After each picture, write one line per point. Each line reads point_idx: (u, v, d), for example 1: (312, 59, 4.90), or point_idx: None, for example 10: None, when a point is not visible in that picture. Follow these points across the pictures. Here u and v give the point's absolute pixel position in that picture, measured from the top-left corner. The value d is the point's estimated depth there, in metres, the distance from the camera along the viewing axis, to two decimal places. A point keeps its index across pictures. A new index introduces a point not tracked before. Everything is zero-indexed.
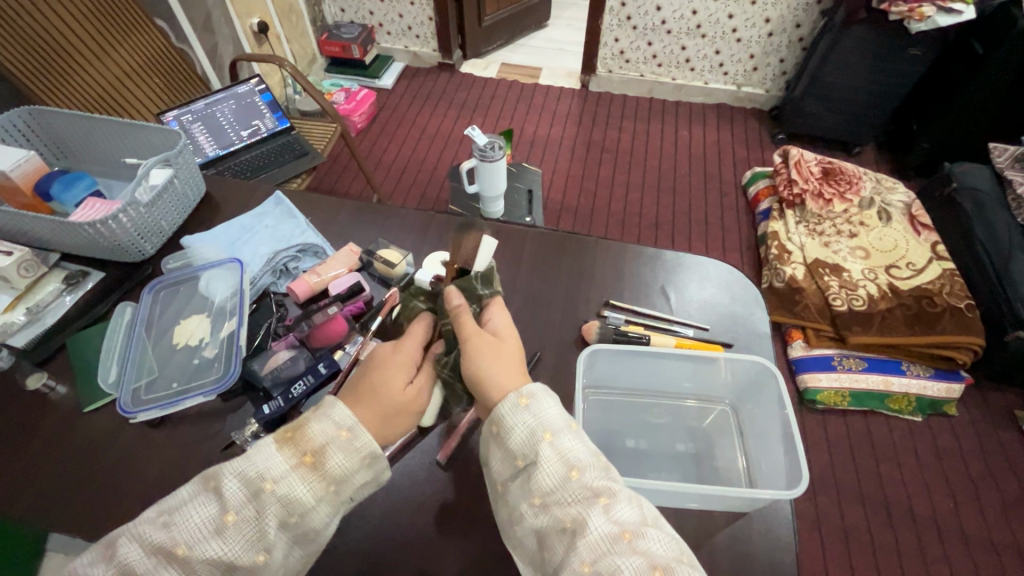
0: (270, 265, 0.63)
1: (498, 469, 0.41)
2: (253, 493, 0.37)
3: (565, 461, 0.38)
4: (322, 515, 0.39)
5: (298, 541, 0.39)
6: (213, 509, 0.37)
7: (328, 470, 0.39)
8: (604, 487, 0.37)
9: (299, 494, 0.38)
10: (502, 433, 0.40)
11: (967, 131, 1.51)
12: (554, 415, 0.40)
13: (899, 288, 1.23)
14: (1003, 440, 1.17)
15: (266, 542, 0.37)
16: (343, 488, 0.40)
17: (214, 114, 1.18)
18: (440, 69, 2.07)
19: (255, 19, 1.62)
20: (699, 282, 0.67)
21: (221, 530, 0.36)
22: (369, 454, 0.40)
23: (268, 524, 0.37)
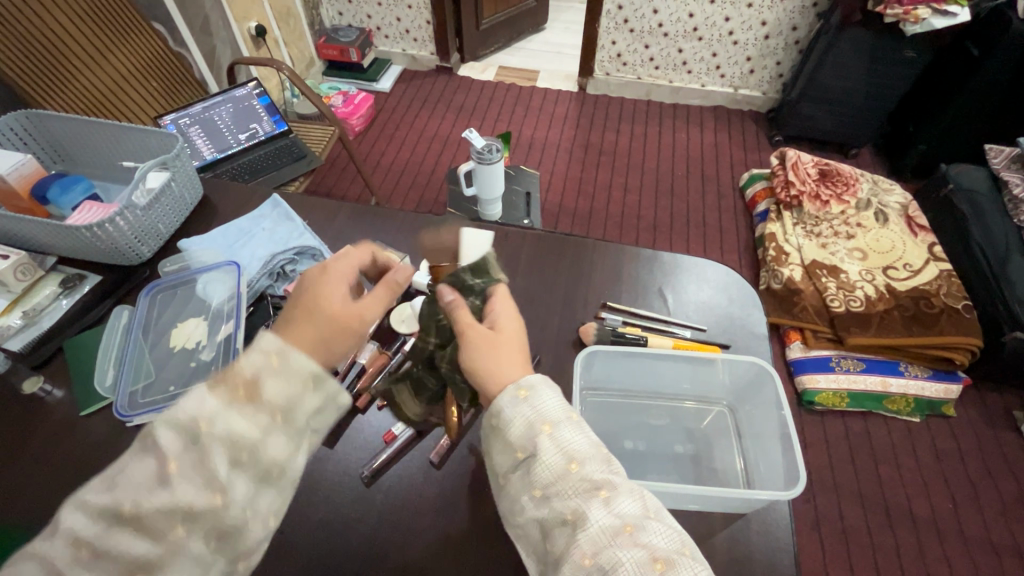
0: (267, 268, 0.63)
1: (499, 460, 0.40)
2: (191, 434, 0.33)
3: (566, 453, 0.37)
4: (281, 445, 0.36)
5: (263, 482, 0.35)
6: (152, 463, 0.33)
7: (266, 399, 0.36)
8: (605, 480, 0.37)
9: (240, 429, 0.34)
10: (501, 425, 0.39)
11: (963, 132, 1.52)
12: (554, 405, 0.39)
13: (896, 289, 1.23)
14: (1002, 441, 1.17)
15: (219, 480, 0.33)
16: (296, 413, 0.37)
17: (213, 118, 1.18)
18: (438, 72, 2.07)
19: (253, 23, 1.63)
20: (696, 284, 0.67)
21: (166, 479, 0.32)
22: (309, 370, 0.37)
23: (217, 459, 0.33)
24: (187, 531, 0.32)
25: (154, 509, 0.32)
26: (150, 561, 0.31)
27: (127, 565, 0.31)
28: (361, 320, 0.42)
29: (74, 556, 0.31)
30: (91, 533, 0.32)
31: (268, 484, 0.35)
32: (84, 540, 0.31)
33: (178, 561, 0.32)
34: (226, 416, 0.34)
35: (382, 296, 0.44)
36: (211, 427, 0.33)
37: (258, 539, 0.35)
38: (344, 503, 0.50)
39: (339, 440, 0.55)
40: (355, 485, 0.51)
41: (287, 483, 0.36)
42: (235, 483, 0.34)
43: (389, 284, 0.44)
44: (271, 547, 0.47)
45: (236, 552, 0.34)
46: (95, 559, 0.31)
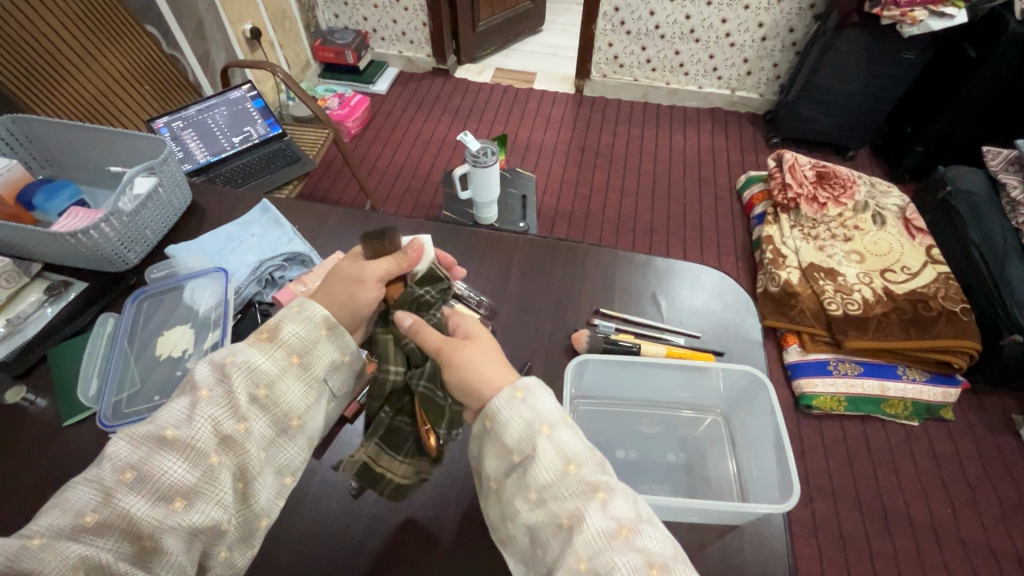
0: (255, 274, 0.63)
1: (494, 462, 0.39)
2: (225, 369, 0.40)
3: (563, 455, 0.37)
4: (295, 389, 0.42)
5: (278, 424, 0.41)
6: (187, 399, 0.39)
7: (283, 339, 0.43)
8: (602, 481, 0.36)
9: (260, 363, 0.41)
10: (497, 428, 0.39)
11: (961, 134, 1.51)
12: (551, 406, 0.39)
13: (894, 292, 1.22)
14: (1000, 445, 1.16)
15: (246, 409, 0.39)
16: (310, 361, 0.43)
17: (206, 121, 1.17)
18: (435, 74, 2.07)
19: (248, 25, 1.62)
20: (690, 290, 0.66)
21: (203, 406, 0.38)
22: (324, 320, 0.44)
23: (244, 390, 0.40)
24: (220, 458, 0.37)
25: (196, 431, 0.37)
26: (187, 486, 0.36)
27: (166, 489, 0.35)
28: (366, 274, 0.45)
29: (119, 478, 0.35)
30: (135, 457, 0.36)
31: (282, 430, 0.42)
32: (126, 465, 0.35)
33: (212, 484, 0.37)
34: (253, 352, 0.41)
35: (391, 261, 0.46)
36: (238, 359, 0.40)
37: (269, 485, 0.41)
38: (330, 516, 0.49)
39: (326, 448, 0.54)
40: (342, 497, 0.50)
41: (297, 430, 0.43)
42: (257, 418, 0.40)
43: (398, 255, 0.47)
44: (256, 560, 0.46)
45: (251, 491, 0.39)
46: (139, 482, 0.35)
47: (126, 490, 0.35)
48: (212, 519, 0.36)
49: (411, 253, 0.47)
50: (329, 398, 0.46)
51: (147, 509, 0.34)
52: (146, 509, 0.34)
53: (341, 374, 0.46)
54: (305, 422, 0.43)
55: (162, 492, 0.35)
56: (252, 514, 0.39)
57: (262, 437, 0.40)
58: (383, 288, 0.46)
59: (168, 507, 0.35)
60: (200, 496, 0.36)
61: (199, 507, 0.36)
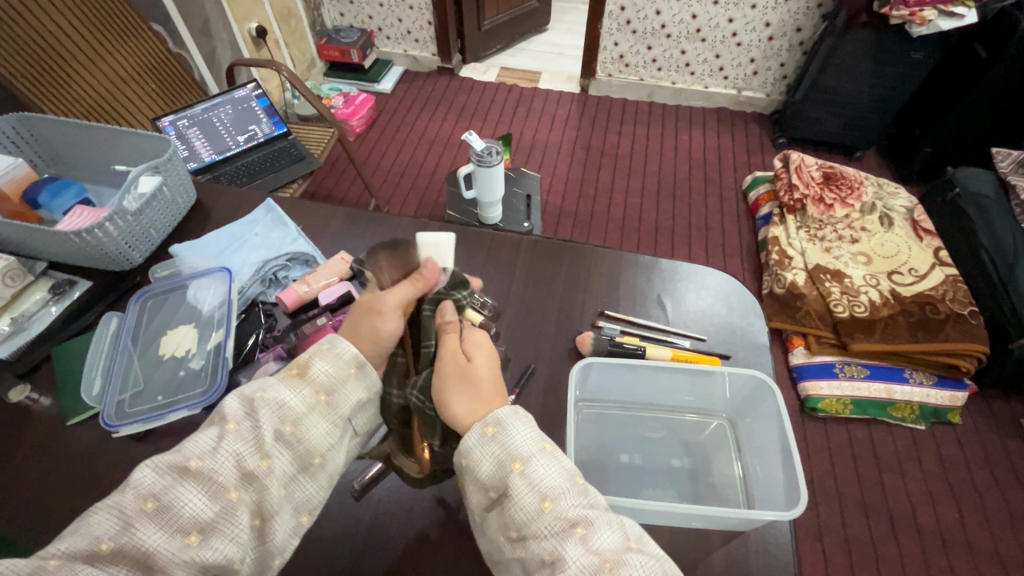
0: (258, 274, 0.63)
1: (472, 498, 0.39)
2: (253, 405, 0.40)
3: (539, 491, 0.36)
4: (320, 427, 0.42)
5: (303, 465, 0.41)
6: (215, 430, 0.39)
7: (312, 376, 0.43)
8: (582, 516, 0.35)
9: (287, 399, 0.41)
10: (471, 465, 0.38)
11: (970, 135, 1.50)
12: (525, 439, 0.38)
13: (901, 294, 1.21)
14: (1009, 449, 1.15)
15: (270, 445, 0.39)
16: (337, 400, 0.43)
17: (211, 119, 1.17)
18: (439, 73, 2.06)
19: (254, 24, 1.62)
20: (696, 292, 0.65)
21: (228, 440, 0.38)
22: (352, 358, 0.44)
23: (270, 426, 0.39)
24: (240, 494, 0.37)
25: (218, 464, 0.37)
26: (205, 520, 0.35)
27: (184, 522, 0.35)
28: (385, 304, 0.45)
29: (140, 508, 0.35)
30: (159, 486, 0.36)
31: (303, 468, 0.41)
32: (149, 494, 0.35)
33: (229, 521, 0.36)
34: (282, 390, 0.41)
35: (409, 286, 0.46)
36: (266, 396, 0.41)
37: (286, 523, 0.40)
38: (333, 520, 0.49)
39: None
40: (344, 500, 0.50)
41: (318, 469, 0.42)
42: (280, 455, 0.40)
43: (414, 277, 0.47)
44: None
45: (269, 529, 0.38)
46: (159, 512, 0.35)
47: (146, 521, 0.34)
48: (225, 557, 0.35)
49: (425, 272, 0.47)
50: (353, 436, 0.45)
51: (162, 541, 0.34)
52: (162, 542, 0.34)
53: (365, 414, 0.45)
54: (326, 461, 0.42)
55: (179, 524, 0.35)
56: (267, 552, 0.38)
57: (284, 474, 0.40)
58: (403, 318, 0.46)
59: (183, 540, 0.35)
60: (215, 531, 0.36)
61: (213, 543, 0.35)
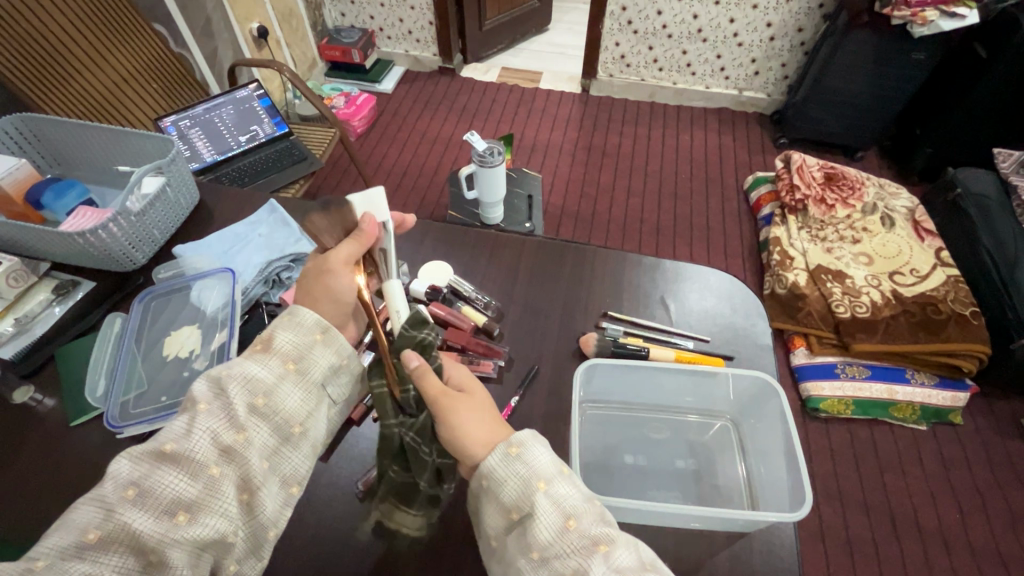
0: (262, 274, 0.63)
1: (490, 518, 0.39)
2: (221, 383, 0.39)
3: (561, 510, 0.36)
4: (294, 396, 0.41)
5: (284, 439, 0.41)
6: (186, 414, 0.39)
7: (276, 347, 0.42)
8: (604, 534, 0.36)
9: (258, 374, 0.40)
10: (493, 485, 0.38)
11: (971, 135, 1.50)
12: (546, 459, 0.38)
13: (902, 294, 1.21)
14: (1011, 450, 1.15)
15: (244, 419, 0.38)
16: (307, 367, 0.42)
17: (214, 119, 1.17)
18: (440, 73, 2.06)
19: (255, 24, 1.62)
20: (700, 293, 0.65)
21: (201, 419, 0.38)
22: (316, 323, 0.43)
23: (242, 400, 0.39)
24: (221, 469, 0.37)
25: (194, 444, 0.37)
26: (189, 499, 0.36)
27: (169, 504, 0.35)
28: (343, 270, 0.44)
29: (122, 496, 0.35)
30: (136, 474, 0.36)
31: (285, 439, 0.41)
32: (128, 482, 0.35)
33: (214, 497, 0.36)
34: (248, 364, 0.40)
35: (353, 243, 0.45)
36: (233, 372, 0.40)
37: (275, 495, 0.40)
38: (337, 521, 0.49)
39: (334, 452, 0.53)
40: (349, 501, 0.50)
41: (301, 438, 0.42)
42: (257, 428, 0.39)
43: (355, 233, 0.45)
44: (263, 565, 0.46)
45: (257, 501, 0.38)
46: (139, 497, 0.35)
47: (128, 506, 0.34)
48: (217, 530, 0.36)
49: (365, 227, 0.46)
50: (330, 404, 0.45)
51: (150, 524, 0.34)
52: (148, 524, 0.34)
53: (340, 381, 0.45)
54: (307, 429, 0.42)
55: (165, 506, 0.35)
56: (259, 526, 0.39)
57: (264, 446, 0.40)
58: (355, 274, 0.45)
59: (170, 521, 0.35)
60: (204, 509, 0.36)
61: (203, 519, 0.36)
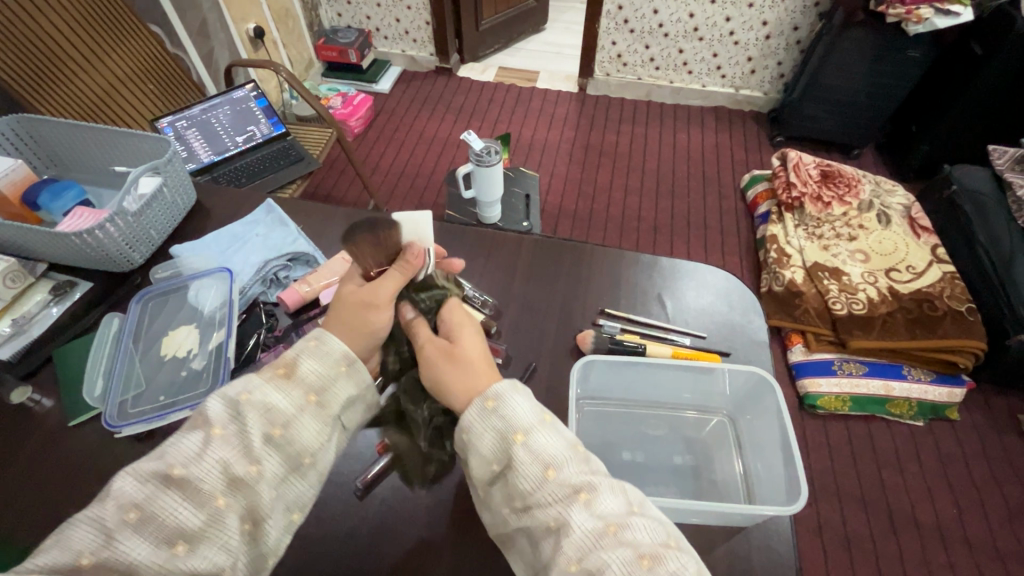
0: (259, 274, 0.63)
1: (475, 473, 0.39)
2: (240, 408, 0.39)
3: (541, 460, 0.36)
4: (310, 428, 0.41)
5: (295, 468, 0.40)
6: (200, 434, 0.38)
7: (300, 376, 0.42)
8: (585, 482, 0.35)
9: (275, 401, 0.40)
10: (472, 440, 0.38)
11: (967, 132, 1.50)
12: (523, 411, 0.38)
13: (899, 291, 1.22)
14: (1007, 445, 1.16)
15: (259, 451, 0.38)
16: (327, 400, 0.42)
17: (210, 120, 1.17)
18: (437, 73, 2.06)
19: (251, 24, 1.61)
20: (696, 290, 0.66)
21: (215, 446, 0.37)
22: (343, 355, 0.43)
23: (260, 430, 0.38)
24: (227, 500, 0.36)
25: (202, 470, 0.36)
26: (191, 529, 0.35)
27: (171, 531, 0.35)
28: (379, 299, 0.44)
29: (122, 519, 0.34)
30: (139, 496, 0.35)
31: (294, 468, 0.40)
32: (131, 503, 0.35)
33: (218, 528, 0.36)
34: (269, 393, 0.40)
35: (397, 276, 0.44)
36: (253, 399, 0.39)
37: (279, 523, 0.39)
38: (337, 519, 0.49)
39: None
40: (349, 497, 0.51)
41: (310, 468, 0.41)
42: (269, 459, 0.39)
43: (399, 264, 0.45)
44: None
45: (261, 532, 0.38)
46: (141, 524, 0.34)
47: (129, 534, 0.34)
48: (215, 564, 0.35)
49: (411, 258, 0.45)
50: (342, 431, 0.44)
51: (148, 554, 0.33)
52: (146, 554, 0.33)
53: (353, 410, 0.44)
54: (317, 460, 0.41)
55: (165, 535, 0.34)
56: (261, 554, 0.38)
57: (274, 475, 0.39)
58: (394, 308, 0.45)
59: (169, 551, 0.34)
60: (203, 540, 0.35)
61: (202, 552, 0.35)
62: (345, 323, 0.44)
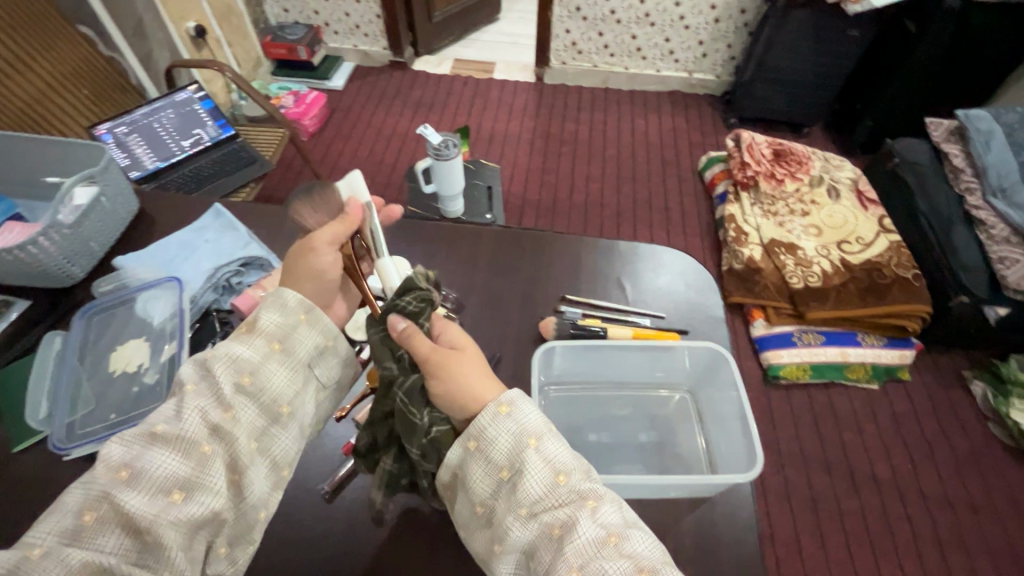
0: (210, 281, 0.61)
1: (477, 483, 0.39)
2: (208, 364, 0.42)
3: (552, 466, 0.37)
4: (279, 374, 0.43)
5: (273, 422, 0.43)
6: (174, 398, 0.41)
7: (261, 328, 0.44)
8: (591, 490, 0.37)
9: (240, 353, 0.43)
10: (482, 445, 0.39)
11: (905, 108, 1.58)
12: (535, 418, 0.39)
13: (851, 262, 1.27)
14: (953, 400, 1.23)
15: (231, 398, 0.41)
16: (292, 347, 0.45)
17: (152, 124, 1.13)
18: (392, 68, 2.03)
19: (192, 23, 1.54)
20: (654, 272, 0.67)
21: (189, 399, 0.40)
22: (299, 304, 0.45)
23: (228, 380, 0.41)
24: (213, 447, 0.39)
25: (185, 425, 0.38)
26: (183, 478, 0.37)
27: (162, 482, 0.37)
28: (318, 242, 0.47)
29: (114, 477, 0.36)
30: (127, 455, 0.37)
31: (273, 419, 0.43)
32: (119, 464, 0.37)
33: (206, 473, 0.38)
34: (233, 344, 0.43)
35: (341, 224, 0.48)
36: (219, 354, 0.42)
37: (264, 477, 0.42)
38: (304, 524, 0.49)
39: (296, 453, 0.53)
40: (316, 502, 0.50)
41: (289, 419, 0.44)
42: (244, 407, 0.41)
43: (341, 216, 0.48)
44: None
45: (245, 482, 0.40)
46: (133, 477, 0.36)
47: (122, 486, 0.36)
48: (209, 509, 0.37)
49: (351, 211, 0.48)
50: (319, 387, 0.47)
51: (145, 504, 0.36)
52: (142, 503, 0.35)
53: (328, 363, 0.47)
54: (294, 410, 0.44)
55: (159, 485, 0.37)
56: (247, 508, 0.41)
57: (252, 426, 0.42)
58: (339, 253, 0.48)
59: (166, 499, 0.36)
60: (198, 488, 0.38)
61: (197, 498, 0.37)
62: (297, 273, 0.47)
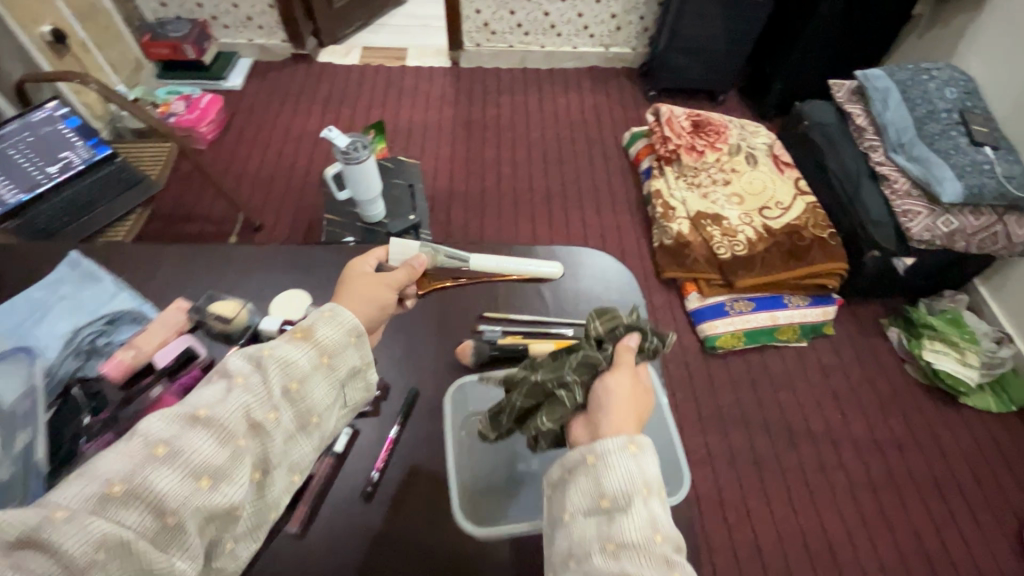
0: (71, 346, 0.53)
1: (575, 497, 0.38)
2: (261, 360, 0.40)
3: (654, 522, 0.36)
4: (322, 388, 0.42)
5: (303, 430, 0.41)
6: (221, 384, 0.38)
7: (317, 340, 0.43)
8: (679, 564, 0.35)
9: (294, 357, 0.41)
10: (599, 467, 0.38)
11: (810, 69, 1.63)
12: (656, 474, 0.38)
13: (772, 227, 1.30)
14: (875, 347, 1.30)
15: (277, 400, 0.39)
16: (338, 363, 0.43)
17: (8, 153, 0.97)
18: (294, 61, 1.88)
19: (47, 27, 1.35)
20: (573, 275, 0.64)
21: (238, 391, 0.38)
22: (354, 328, 0.45)
23: (278, 382, 0.39)
24: (246, 443, 0.37)
25: (228, 412, 0.37)
26: (216, 466, 0.35)
27: (196, 467, 0.34)
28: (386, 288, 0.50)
29: (150, 453, 0.33)
30: (168, 432, 0.35)
31: (302, 426, 0.41)
32: (159, 439, 0.34)
33: (237, 466, 0.36)
34: (288, 347, 0.41)
35: (376, 297, 0.49)
36: (274, 353, 0.40)
37: (281, 480, 0.40)
38: None
39: None
40: None
41: (315, 430, 0.42)
42: (285, 411, 0.40)
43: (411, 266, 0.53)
44: None
45: (267, 482, 0.39)
46: (171, 457, 0.34)
47: (158, 465, 0.33)
48: (232, 503, 0.35)
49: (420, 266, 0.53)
50: (344, 407, 0.45)
51: (174, 485, 0.33)
52: (173, 485, 0.33)
53: (357, 386, 0.46)
54: (323, 421, 0.42)
55: (193, 468, 0.34)
56: (265, 504, 0.39)
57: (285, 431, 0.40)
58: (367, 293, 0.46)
59: (194, 485, 0.34)
60: (225, 479, 0.35)
61: (223, 488, 0.35)
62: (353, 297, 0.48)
